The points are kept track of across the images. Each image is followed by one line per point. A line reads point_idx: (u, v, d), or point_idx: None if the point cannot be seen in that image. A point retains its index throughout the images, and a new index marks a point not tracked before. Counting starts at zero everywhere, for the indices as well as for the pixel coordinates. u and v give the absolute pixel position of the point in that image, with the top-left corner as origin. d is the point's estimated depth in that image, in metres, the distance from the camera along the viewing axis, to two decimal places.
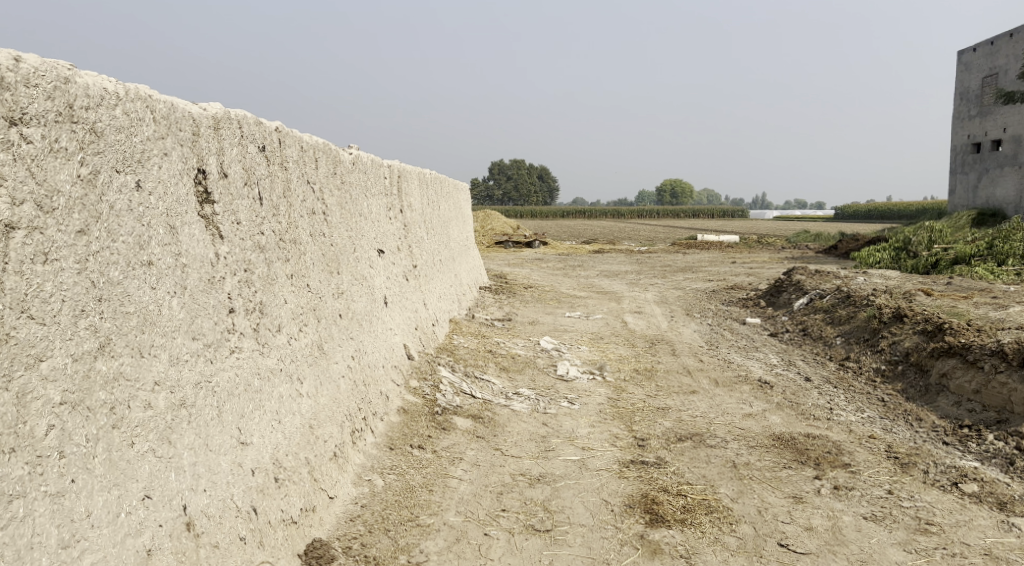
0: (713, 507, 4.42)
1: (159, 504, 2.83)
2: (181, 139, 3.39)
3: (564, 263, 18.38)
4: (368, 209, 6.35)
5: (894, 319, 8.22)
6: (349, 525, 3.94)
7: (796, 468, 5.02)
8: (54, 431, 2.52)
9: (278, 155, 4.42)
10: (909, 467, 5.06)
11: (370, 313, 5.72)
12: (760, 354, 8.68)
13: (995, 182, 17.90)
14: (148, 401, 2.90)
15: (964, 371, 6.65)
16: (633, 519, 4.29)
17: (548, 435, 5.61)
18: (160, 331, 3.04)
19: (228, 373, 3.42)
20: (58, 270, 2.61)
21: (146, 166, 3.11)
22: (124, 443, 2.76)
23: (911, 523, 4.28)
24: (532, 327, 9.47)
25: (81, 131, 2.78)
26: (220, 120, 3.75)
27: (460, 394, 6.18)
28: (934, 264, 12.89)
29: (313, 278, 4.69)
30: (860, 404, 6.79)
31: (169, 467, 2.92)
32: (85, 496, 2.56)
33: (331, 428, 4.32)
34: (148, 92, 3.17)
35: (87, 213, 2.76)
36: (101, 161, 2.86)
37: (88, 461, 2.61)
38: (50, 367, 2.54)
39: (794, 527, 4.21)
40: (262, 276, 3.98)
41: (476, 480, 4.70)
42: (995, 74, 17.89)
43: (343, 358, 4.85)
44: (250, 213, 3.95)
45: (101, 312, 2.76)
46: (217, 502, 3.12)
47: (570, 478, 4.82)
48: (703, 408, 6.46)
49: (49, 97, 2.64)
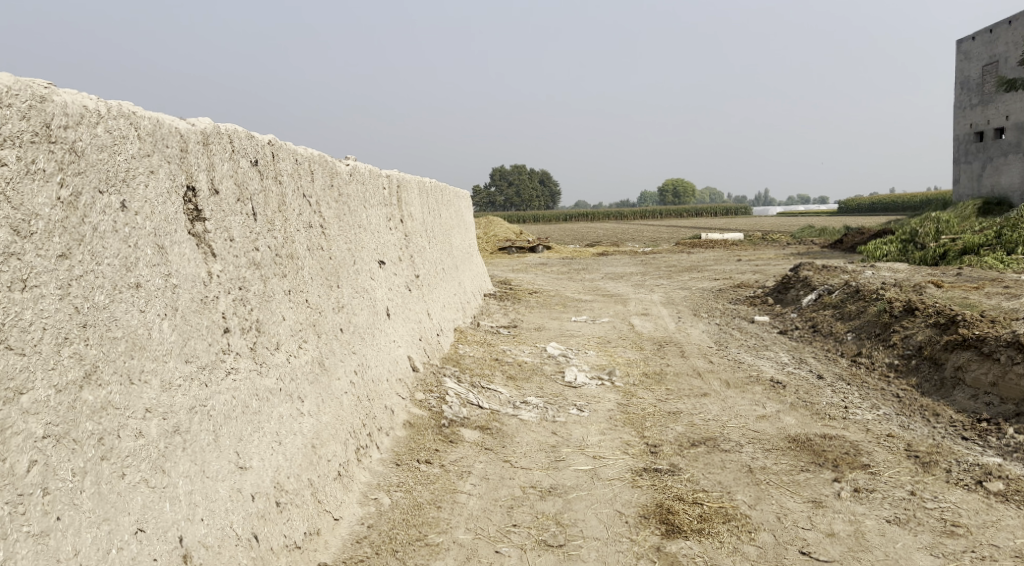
0: (731, 516, 4.29)
1: (153, 538, 2.72)
2: (168, 156, 3.29)
3: (569, 266, 18.23)
4: (368, 220, 6.24)
5: (905, 313, 8.09)
6: (356, 547, 3.81)
7: (814, 471, 4.89)
8: (37, 466, 2.41)
9: (272, 169, 4.31)
10: (931, 466, 4.92)
11: (372, 326, 5.60)
12: (771, 352, 8.54)
13: (999, 170, 17.74)
14: (138, 430, 2.79)
15: (980, 363, 6.50)
16: (648, 531, 4.17)
17: (558, 445, 5.48)
18: (150, 355, 2.93)
19: (224, 396, 3.31)
20: (38, 297, 2.50)
21: (131, 186, 3.00)
22: (114, 475, 2.65)
23: (936, 526, 4.14)
24: (538, 333, 9.33)
25: (60, 152, 2.67)
26: (210, 135, 3.64)
27: (467, 405, 6.05)
28: (942, 255, 12.76)
29: (312, 293, 4.58)
30: (875, 401, 6.64)
31: (163, 498, 2.81)
32: (72, 534, 2.45)
33: (335, 446, 4.22)
34: (131, 109, 3.07)
35: (70, 236, 2.66)
36: (82, 182, 2.75)
37: (75, 496, 2.50)
38: (31, 401, 2.43)
39: (815, 534, 4.09)
40: (259, 293, 3.87)
41: (485, 494, 4.58)
42: (995, 62, 17.74)
43: (346, 374, 4.74)
44: (244, 229, 3.84)
45: (86, 339, 2.65)
46: (216, 531, 3.00)
47: (583, 489, 4.70)
48: (716, 411, 6.33)
49: (23, 117, 2.53)
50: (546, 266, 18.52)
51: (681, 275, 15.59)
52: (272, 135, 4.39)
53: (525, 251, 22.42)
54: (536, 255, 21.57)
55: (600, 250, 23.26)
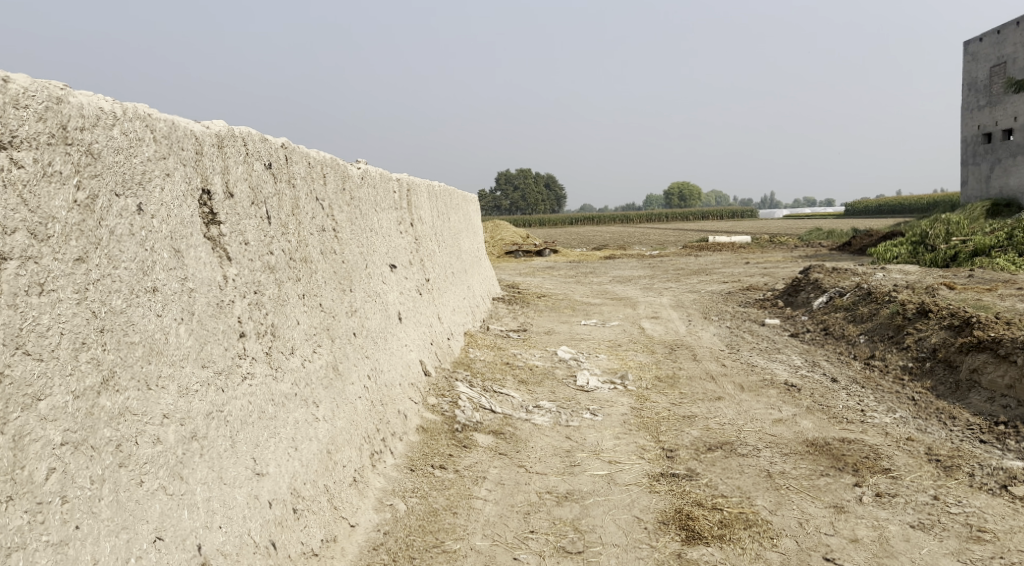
0: (752, 522, 4.22)
1: (172, 546, 2.67)
2: (184, 159, 3.25)
3: (577, 270, 18.15)
4: (379, 224, 6.19)
5: (918, 315, 8.01)
6: (373, 554, 3.75)
7: (834, 476, 4.83)
8: (56, 474, 2.37)
9: (285, 172, 4.27)
10: (953, 470, 4.85)
11: (384, 330, 5.56)
12: (783, 356, 8.46)
13: (1008, 171, 17.63)
14: (156, 436, 2.74)
15: (996, 366, 6.42)
16: (667, 537, 4.11)
17: (572, 450, 5.42)
18: (167, 360, 2.89)
19: (241, 401, 3.26)
20: (55, 302, 2.46)
21: (147, 188, 2.96)
22: (132, 482, 2.60)
23: (962, 531, 4.08)
24: (548, 337, 9.27)
25: (77, 154, 2.63)
26: (224, 138, 3.60)
27: (480, 410, 6.00)
28: (953, 256, 12.69)
29: (325, 297, 4.54)
30: (891, 404, 6.57)
31: (181, 505, 2.77)
32: (90, 543, 2.41)
33: (349, 452, 4.18)
34: (147, 111, 3.03)
35: (87, 240, 2.62)
36: (98, 185, 2.72)
37: (93, 505, 2.45)
38: (49, 407, 2.39)
39: (839, 540, 4.03)
40: (273, 297, 3.82)
41: (501, 500, 4.53)
42: (1003, 63, 17.65)
43: (359, 379, 4.69)
44: (258, 232, 3.80)
45: (104, 344, 2.61)
46: (234, 538, 2.96)
47: (599, 495, 4.64)
48: (731, 415, 6.26)
49: (40, 118, 2.49)
50: (554, 266, 19.43)
51: (689, 278, 15.50)
52: (285, 138, 4.35)
53: (532, 255, 22.36)
54: (543, 259, 21.50)
55: (607, 253, 23.28)
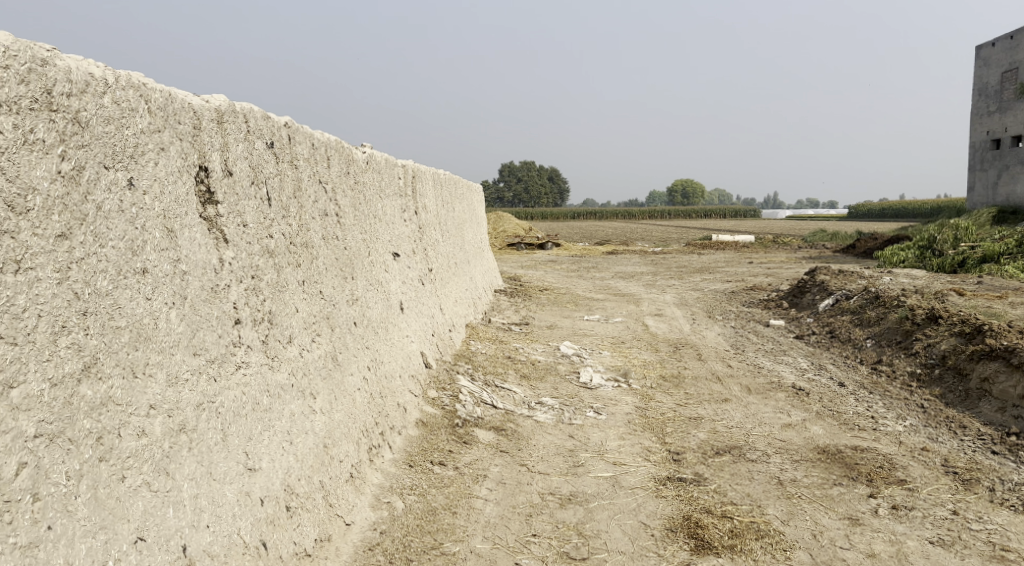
0: (763, 532, 4.05)
1: (154, 548, 2.50)
2: (180, 133, 3.06)
3: (579, 264, 17.93)
4: (382, 210, 6.01)
5: (928, 321, 7.82)
6: (368, 555, 3.57)
7: (847, 485, 4.66)
8: (27, 469, 2.19)
9: (288, 152, 4.09)
10: (972, 484, 4.67)
11: (385, 320, 5.38)
12: (789, 357, 8.29)
13: (1015, 179, 17.45)
14: (141, 428, 2.57)
15: (1008, 376, 6.22)
16: (676, 546, 3.94)
17: (575, 449, 5.24)
18: (156, 347, 2.71)
19: (234, 392, 3.08)
20: (33, 281, 2.28)
21: (140, 163, 2.78)
22: (113, 478, 2.44)
23: (985, 550, 3.91)
24: (550, 332, 9.08)
25: (62, 121, 2.45)
26: (224, 113, 3.42)
27: (481, 404, 5.82)
28: (961, 262, 12.46)
29: (325, 284, 4.35)
30: (901, 412, 6.39)
31: (166, 503, 2.59)
32: (63, 545, 2.23)
33: (347, 446, 4.00)
34: (141, 80, 2.84)
35: (71, 215, 2.44)
36: (85, 155, 2.53)
37: (68, 503, 2.28)
38: (22, 396, 2.21)
39: (854, 554, 3.86)
40: (271, 283, 3.64)
41: (501, 500, 4.35)
42: (1015, 69, 17.43)
43: (358, 370, 4.51)
44: (257, 214, 3.61)
45: (86, 328, 2.43)
46: (222, 539, 2.78)
47: (603, 498, 4.46)
48: (739, 418, 6.09)
49: (22, 81, 2.31)
50: (556, 262, 18.50)
51: (693, 276, 15.32)
52: (289, 116, 4.16)
53: (534, 248, 22.15)
54: (545, 252, 21.33)
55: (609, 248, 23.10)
